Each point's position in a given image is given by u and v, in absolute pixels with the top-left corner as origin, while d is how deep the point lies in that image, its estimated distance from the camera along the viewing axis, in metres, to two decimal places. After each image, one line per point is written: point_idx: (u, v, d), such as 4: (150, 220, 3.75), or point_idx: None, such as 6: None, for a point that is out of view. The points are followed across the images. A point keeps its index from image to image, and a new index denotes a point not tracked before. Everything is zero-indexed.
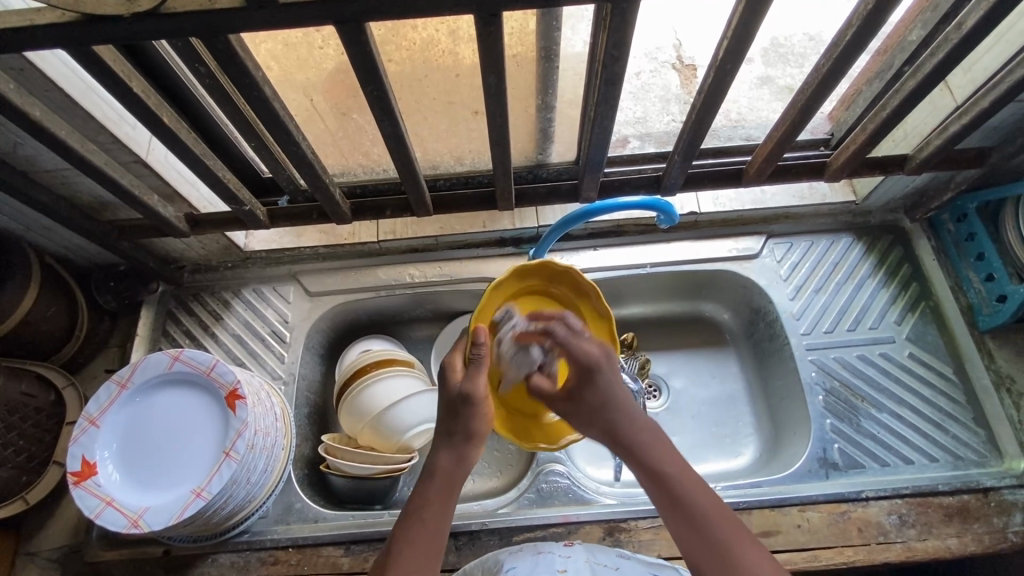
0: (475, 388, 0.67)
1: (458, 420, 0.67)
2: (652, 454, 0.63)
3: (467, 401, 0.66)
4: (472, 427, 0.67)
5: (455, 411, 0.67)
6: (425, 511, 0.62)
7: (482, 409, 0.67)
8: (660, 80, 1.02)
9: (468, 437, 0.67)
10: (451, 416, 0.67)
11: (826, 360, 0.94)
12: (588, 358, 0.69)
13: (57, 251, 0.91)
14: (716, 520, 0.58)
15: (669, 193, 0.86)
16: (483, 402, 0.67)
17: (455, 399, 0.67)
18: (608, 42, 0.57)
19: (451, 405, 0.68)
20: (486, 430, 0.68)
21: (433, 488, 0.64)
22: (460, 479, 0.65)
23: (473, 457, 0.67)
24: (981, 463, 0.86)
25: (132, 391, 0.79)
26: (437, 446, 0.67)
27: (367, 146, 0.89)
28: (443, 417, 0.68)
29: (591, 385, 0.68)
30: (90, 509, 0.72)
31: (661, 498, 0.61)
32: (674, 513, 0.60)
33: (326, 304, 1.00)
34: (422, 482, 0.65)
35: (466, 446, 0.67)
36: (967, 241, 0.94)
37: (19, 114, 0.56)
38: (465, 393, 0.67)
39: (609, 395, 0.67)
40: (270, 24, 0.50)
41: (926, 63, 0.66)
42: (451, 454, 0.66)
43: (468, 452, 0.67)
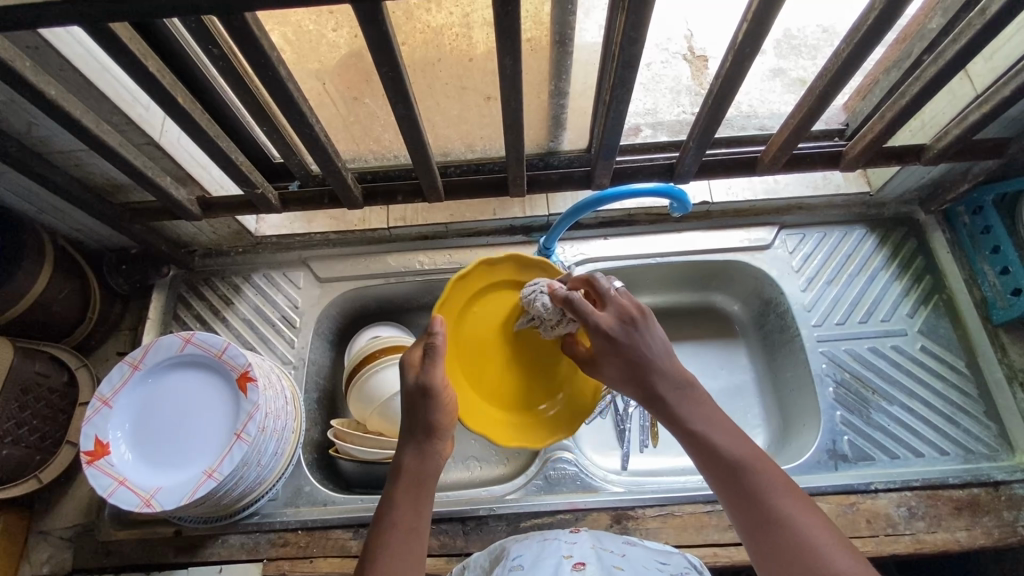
0: (432, 380, 0.66)
1: (417, 415, 0.65)
2: (684, 406, 0.62)
3: (426, 394, 0.65)
4: (434, 420, 0.65)
5: (416, 405, 0.66)
6: (395, 513, 0.60)
7: (440, 401, 0.65)
8: (672, 71, 1.00)
9: (429, 433, 0.65)
10: (411, 410, 0.66)
11: (838, 352, 0.94)
12: (598, 326, 0.66)
13: (69, 232, 0.92)
14: (759, 474, 0.56)
15: (682, 181, 0.86)
16: (442, 396, 0.65)
17: (413, 393, 0.66)
18: (627, 23, 0.56)
19: (413, 400, 0.66)
20: (449, 423, 0.66)
21: (401, 487, 0.62)
22: (430, 474, 0.63)
23: (437, 452, 0.65)
24: (992, 457, 0.86)
25: (144, 372, 0.80)
26: (400, 443, 0.65)
27: (378, 133, 0.89)
28: (405, 415, 0.67)
29: (613, 351, 0.65)
30: (102, 489, 0.72)
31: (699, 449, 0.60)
32: (722, 476, 0.57)
33: (336, 290, 1.00)
34: (389, 483, 0.63)
35: (427, 441, 0.65)
36: (982, 234, 0.93)
37: (34, 91, 0.56)
38: (424, 385, 0.65)
39: (632, 355, 0.64)
40: (284, 2, 0.50)
41: (948, 50, 0.65)
42: (417, 455, 0.64)
43: (430, 447, 0.65)
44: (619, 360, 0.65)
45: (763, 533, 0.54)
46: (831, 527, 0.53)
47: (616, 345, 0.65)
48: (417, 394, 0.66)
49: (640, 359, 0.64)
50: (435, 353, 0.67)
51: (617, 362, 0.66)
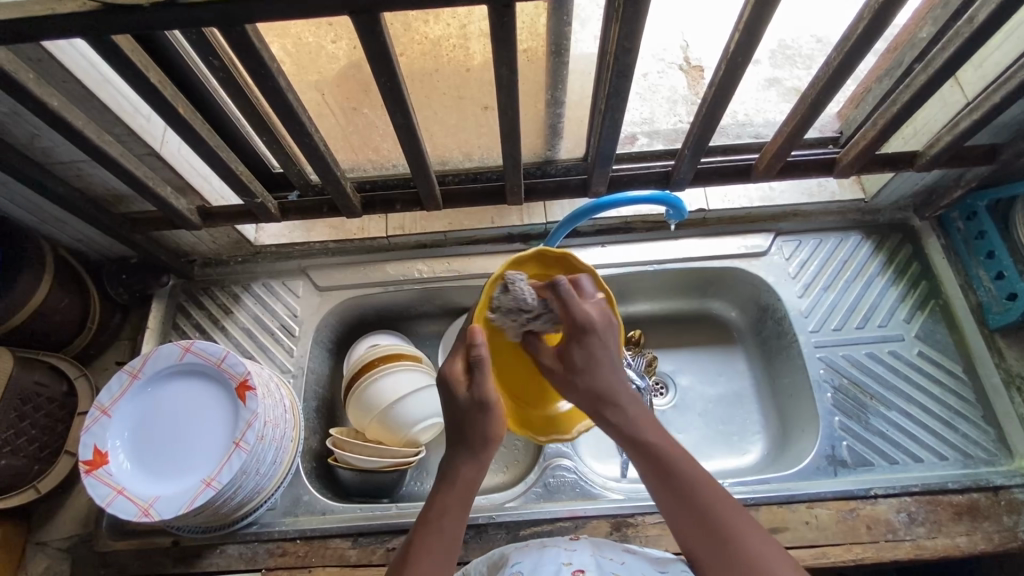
0: (487, 394, 0.64)
1: (473, 427, 0.64)
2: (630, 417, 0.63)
3: (480, 407, 0.63)
4: (491, 431, 0.64)
5: (467, 419, 0.64)
6: (446, 518, 0.61)
7: (495, 414, 0.64)
8: (668, 81, 1.03)
9: (486, 442, 0.64)
10: (464, 422, 0.64)
11: (835, 358, 0.94)
12: (582, 317, 0.63)
13: (69, 242, 0.92)
14: (701, 486, 0.59)
15: (678, 188, 0.86)
16: (498, 406, 0.64)
17: (466, 409, 0.64)
18: (620, 34, 0.57)
19: (463, 413, 0.64)
20: (502, 433, 0.65)
21: (452, 496, 0.62)
22: (478, 481, 0.64)
23: (489, 461, 0.65)
24: (990, 462, 0.86)
25: (144, 381, 0.80)
26: (454, 455, 0.64)
27: (377, 142, 0.90)
28: (454, 427, 0.65)
29: (581, 345, 0.64)
30: (101, 498, 0.72)
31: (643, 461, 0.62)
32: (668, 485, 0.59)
33: (336, 299, 1.00)
34: (440, 489, 0.63)
35: (484, 451, 0.64)
36: (976, 239, 0.93)
37: (36, 103, 0.56)
38: (478, 401, 0.63)
39: (594, 359, 0.64)
40: (284, 14, 0.51)
41: (937, 57, 0.66)
42: (473, 463, 0.64)
43: (485, 456, 0.64)
44: (584, 356, 0.64)
45: (707, 540, 0.56)
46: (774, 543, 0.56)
47: (590, 342, 0.64)
48: (470, 407, 0.64)
49: (603, 355, 0.64)
50: (479, 368, 0.63)
51: (584, 358, 0.64)
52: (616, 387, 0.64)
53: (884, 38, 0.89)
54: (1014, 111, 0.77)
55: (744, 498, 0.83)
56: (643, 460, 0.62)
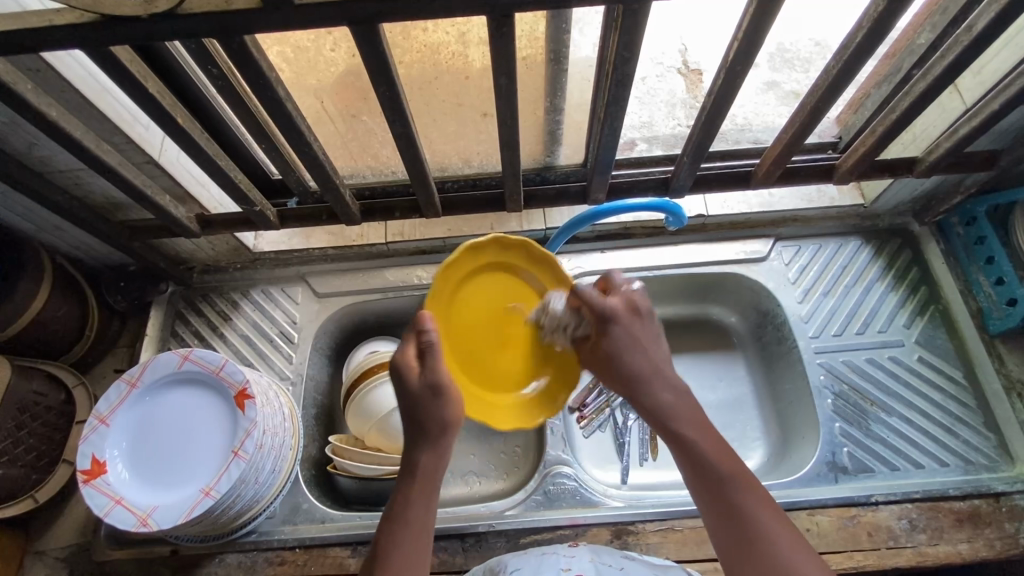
0: (438, 376, 0.63)
1: (428, 415, 0.63)
2: (668, 405, 0.63)
3: (433, 393, 0.63)
4: (446, 419, 0.63)
5: (423, 406, 0.63)
6: (409, 512, 0.60)
7: (451, 397, 0.64)
8: (667, 85, 1.03)
9: (443, 430, 0.64)
10: (416, 411, 0.63)
11: (836, 363, 0.94)
12: (606, 310, 0.66)
13: (68, 251, 0.92)
14: (736, 484, 0.57)
15: (678, 195, 0.86)
16: (453, 392, 0.64)
17: (420, 394, 0.63)
18: (619, 43, 0.57)
19: (417, 399, 0.63)
20: (460, 418, 0.65)
21: (412, 489, 0.61)
22: (438, 471, 0.63)
23: (449, 449, 0.64)
24: (991, 468, 0.86)
25: (142, 390, 0.79)
26: (413, 444, 0.64)
27: (376, 149, 0.90)
28: (412, 417, 0.64)
29: (612, 337, 0.66)
30: (100, 508, 0.72)
31: (680, 453, 0.61)
32: (698, 474, 0.59)
33: (334, 305, 1.00)
34: (401, 482, 0.62)
35: (441, 439, 0.63)
36: (976, 244, 0.94)
37: (35, 113, 0.56)
38: (431, 384, 0.63)
39: (621, 350, 0.65)
40: (282, 25, 0.51)
41: (936, 66, 0.66)
42: (431, 453, 0.63)
43: (444, 445, 0.64)
44: (630, 337, 0.66)
45: (735, 543, 0.55)
46: (806, 549, 0.54)
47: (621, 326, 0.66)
48: (425, 393, 0.63)
49: (638, 342, 0.65)
50: (433, 351, 0.64)
51: (624, 339, 0.66)
52: (654, 372, 0.65)
53: (886, 44, 0.91)
54: (1012, 118, 0.77)
55: None
56: (678, 448, 0.61)
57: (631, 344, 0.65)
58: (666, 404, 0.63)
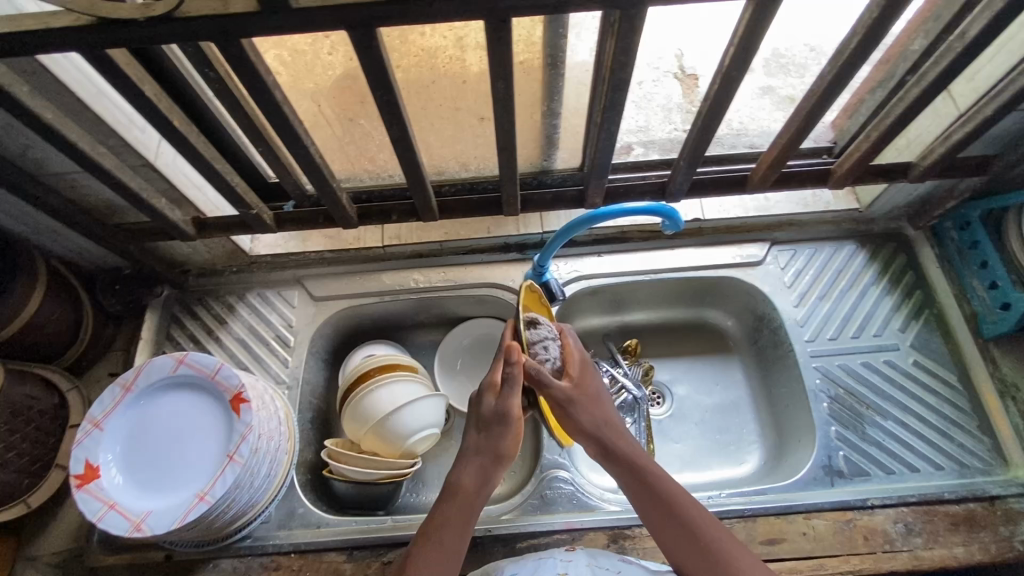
0: (511, 408, 0.68)
1: (490, 440, 0.68)
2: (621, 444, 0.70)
3: (502, 420, 0.68)
4: (502, 447, 0.68)
5: (489, 428, 0.68)
6: (448, 531, 0.63)
7: (512, 431, 0.68)
8: (662, 90, 1.02)
9: (497, 459, 0.68)
10: (484, 432, 0.69)
11: (831, 367, 0.94)
12: (584, 356, 0.77)
13: (62, 254, 0.91)
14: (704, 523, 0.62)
15: (675, 199, 0.87)
16: (515, 427, 0.68)
17: (491, 418, 0.68)
18: (616, 48, 0.57)
19: (486, 423, 0.69)
20: (514, 451, 0.69)
21: (454, 506, 0.65)
22: (480, 497, 0.67)
23: (496, 478, 0.68)
24: (986, 472, 0.86)
25: (136, 394, 0.79)
26: (464, 461, 0.68)
27: (373, 152, 0.89)
28: (475, 436, 0.69)
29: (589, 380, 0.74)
30: (92, 513, 0.71)
31: (636, 488, 0.66)
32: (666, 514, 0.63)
33: (330, 309, 1.00)
34: (444, 500, 0.66)
35: (493, 468, 0.68)
36: (970, 249, 0.94)
37: (30, 116, 0.56)
38: (501, 412, 0.68)
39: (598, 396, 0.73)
40: (279, 29, 0.51)
41: (929, 72, 0.67)
42: (478, 477, 0.67)
43: (493, 473, 0.68)
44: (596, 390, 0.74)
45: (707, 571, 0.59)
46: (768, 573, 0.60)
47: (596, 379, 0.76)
48: (494, 418, 0.68)
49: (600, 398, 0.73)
50: (513, 383, 0.68)
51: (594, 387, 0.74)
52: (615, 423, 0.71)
53: (878, 48, 0.89)
54: (1005, 123, 0.77)
55: (741, 510, 0.83)
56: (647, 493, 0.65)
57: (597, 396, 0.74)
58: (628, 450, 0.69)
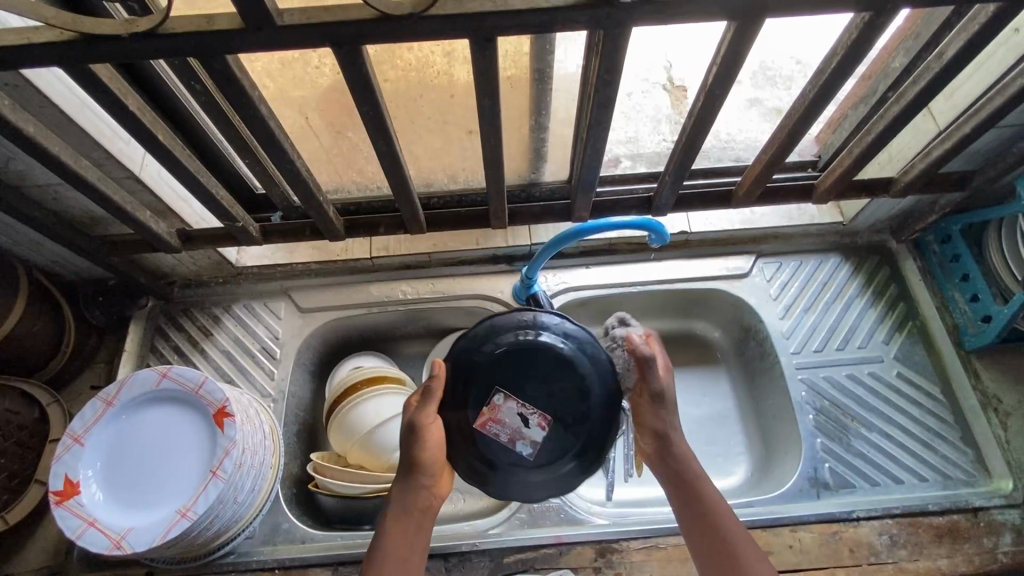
0: (420, 417, 0.67)
1: (403, 450, 0.67)
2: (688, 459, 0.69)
3: (411, 432, 0.66)
4: (417, 456, 0.66)
5: (403, 440, 0.67)
6: (382, 542, 0.64)
7: (425, 438, 0.66)
8: (652, 101, 1.04)
9: (413, 467, 0.67)
10: (397, 445, 0.68)
11: (816, 379, 0.95)
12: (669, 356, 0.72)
13: (45, 265, 0.90)
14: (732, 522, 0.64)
15: (661, 214, 0.87)
16: (432, 436, 0.67)
17: (401, 430, 0.67)
18: (601, 66, 0.58)
19: (400, 435, 0.68)
20: (437, 455, 0.67)
21: (388, 518, 0.65)
22: (414, 504, 0.66)
23: (423, 485, 0.67)
24: (969, 483, 0.87)
25: (118, 408, 0.78)
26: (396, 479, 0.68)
27: (361, 164, 0.90)
28: None
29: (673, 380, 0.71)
30: (72, 530, 0.70)
31: (675, 480, 0.68)
32: (693, 508, 0.65)
33: (318, 321, 0.99)
34: (382, 513, 0.66)
35: (412, 475, 0.66)
36: (952, 262, 0.95)
37: (11, 129, 0.56)
38: (410, 423, 0.66)
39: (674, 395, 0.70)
40: (264, 46, 0.51)
41: (908, 90, 0.68)
42: (403, 485, 0.66)
43: (417, 480, 0.67)
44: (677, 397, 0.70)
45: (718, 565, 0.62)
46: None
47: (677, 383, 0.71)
48: (408, 435, 0.66)
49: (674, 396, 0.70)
50: (429, 394, 0.67)
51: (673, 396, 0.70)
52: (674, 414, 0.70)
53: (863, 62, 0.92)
54: (983, 140, 0.79)
55: None
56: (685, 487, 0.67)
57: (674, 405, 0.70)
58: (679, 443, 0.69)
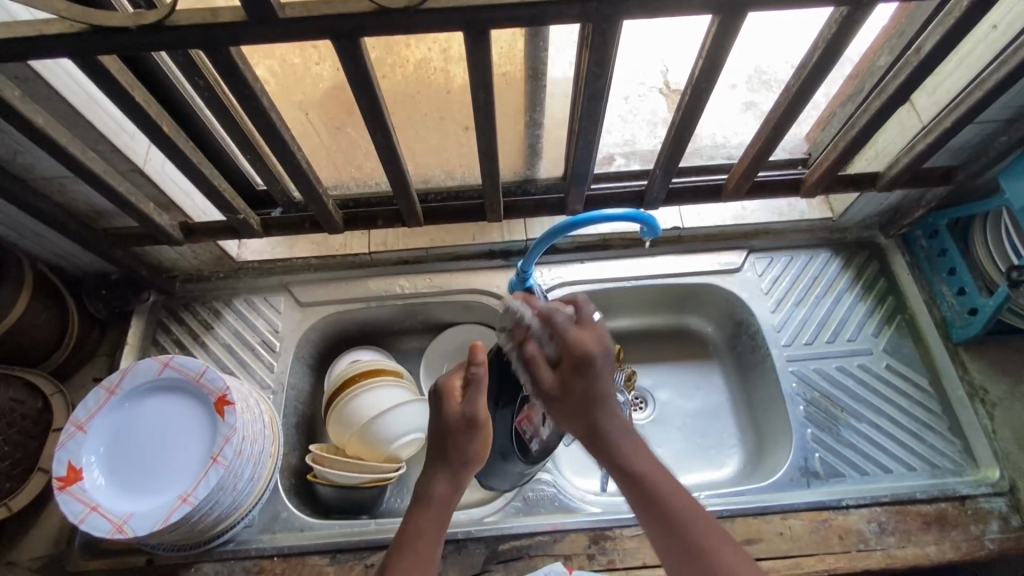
0: (477, 411, 0.65)
1: (458, 447, 0.65)
2: (626, 451, 0.65)
3: (468, 427, 0.65)
4: (470, 452, 0.66)
5: (454, 434, 0.65)
6: (421, 538, 0.63)
7: (480, 435, 0.65)
8: (648, 104, 1.06)
9: (464, 463, 0.66)
10: (448, 439, 0.66)
11: (807, 371, 0.96)
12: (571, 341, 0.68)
13: (49, 258, 0.92)
14: (694, 517, 0.60)
15: (652, 207, 0.89)
16: (484, 430, 0.66)
17: (455, 424, 0.65)
18: (591, 60, 0.60)
19: (452, 428, 0.65)
20: (482, 454, 0.67)
21: (427, 514, 0.64)
22: (452, 501, 0.66)
23: (464, 481, 0.66)
24: (957, 472, 0.88)
25: (121, 397, 0.79)
26: (435, 471, 0.66)
27: (360, 160, 0.92)
28: (442, 440, 0.67)
29: (586, 374, 0.67)
30: (74, 515, 0.72)
31: (625, 480, 0.64)
32: (650, 509, 0.61)
33: (317, 315, 1.01)
34: (418, 507, 0.65)
35: (461, 472, 0.66)
36: (939, 256, 0.98)
37: (21, 120, 0.57)
38: (467, 418, 0.65)
39: (598, 387, 0.66)
40: (266, 38, 0.53)
41: (890, 85, 0.70)
42: (449, 482, 0.66)
43: (462, 477, 0.66)
44: (589, 393, 0.66)
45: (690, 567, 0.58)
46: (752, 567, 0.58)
47: (598, 380, 0.67)
48: (461, 424, 0.65)
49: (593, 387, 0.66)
50: (479, 386, 0.66)
51: (583, 391, 0.66)
52: (602, 402, 0.66)
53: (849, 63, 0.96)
54: (965, 135, 0.81)
55: (720, 510, 0.84)
56: (633, 486, 0.63)
57: (588, 401, 0.66)
58: (615, 435, 0.65)
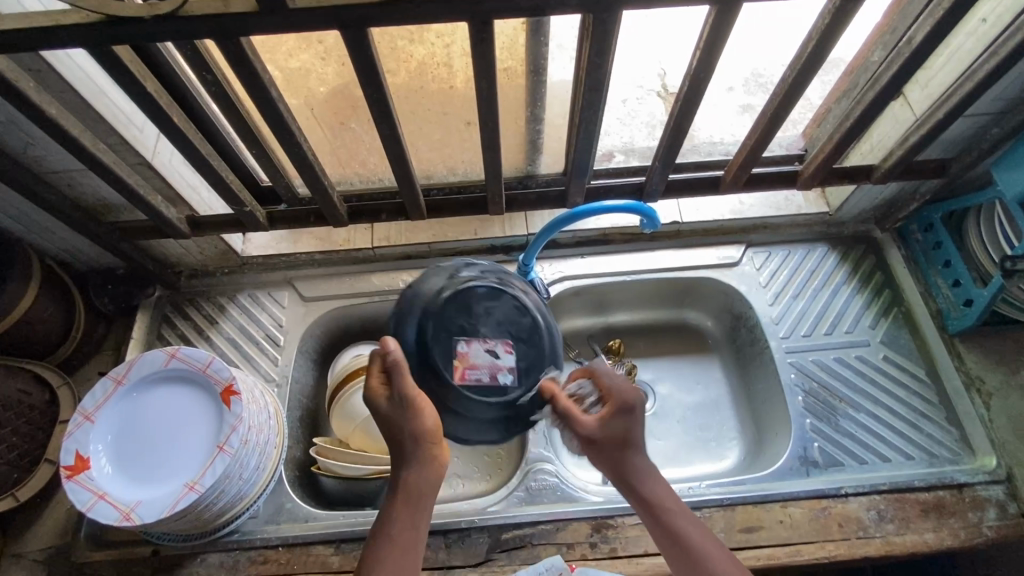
0: (405, 392, 0.62)
1: (397, 430, 0.63)
2: (654, 490, 0.66)
3: (403, 407, 0.62)
4: (420, 431, 0.63)
5: (395, 421, 0.63)
6: (393, 527, 0.62)
7: (420, 410, 0.62)
8: (646, 107, 1.07)
9: (417, 440, 0.63)
10: (390, 425, 0.63)
11: (806, 362, 0.98)
12: (625, 398, 0.66)
13: (57, 253, 0.94)
14: (713, 543, 0.63)
15: (652, 200, 0.91)
16: (423, 405, 0.62)
17: (390, 412, 0.63)
18: (592, 51, 0.61)
19: (388, 414, 0.63)
20: (436, 429, 0.64)
21: (398, 505, 0.63)
22: (425, 484, 0.63)
23: (433, 459, 0.64)
24: (955, 461, 0.89)
25: (128, 387, 0.80)
26: (398, 459, 0.64)
27: (364, 156, 0.93)
28: (386, 430, 0.64)
29: (623, 427, 0.65)
30: (82, 503, 0.72)
31: (646, 511, 0.65)
32: (668, 537, 0.64)
33: (321, 309, 1.02)
34: (389, 498, 0.64)
35: (417, 450, 0.63)
36: (934, 249, 0.99)
37: (35, 110, 0.59)
38: (398, 401, 0.62)
39: (638, 439, 0.66)
40: (276, 28, 0.54)
41: (883, 77, 0.72)
42: (414, 466, 0.63)
43: (422, 454, 0.63)
44: (628, 436, 0.65)
45: None
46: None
47: (635, 426, 0.66)
48: (398, 412, 0.62)
49: (630, 438, 0.65)
50: (394, 369, 0.62)
51: (619, 441, 0.65)
52: (633, 445, 0.66)
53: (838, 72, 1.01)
54: (956, 128, 0.83)
55: (721, 499, 0.85)
56: (654, 519, 0.65)
57: (625, 445, 0.66)
58: (649, 482, 0.66)
